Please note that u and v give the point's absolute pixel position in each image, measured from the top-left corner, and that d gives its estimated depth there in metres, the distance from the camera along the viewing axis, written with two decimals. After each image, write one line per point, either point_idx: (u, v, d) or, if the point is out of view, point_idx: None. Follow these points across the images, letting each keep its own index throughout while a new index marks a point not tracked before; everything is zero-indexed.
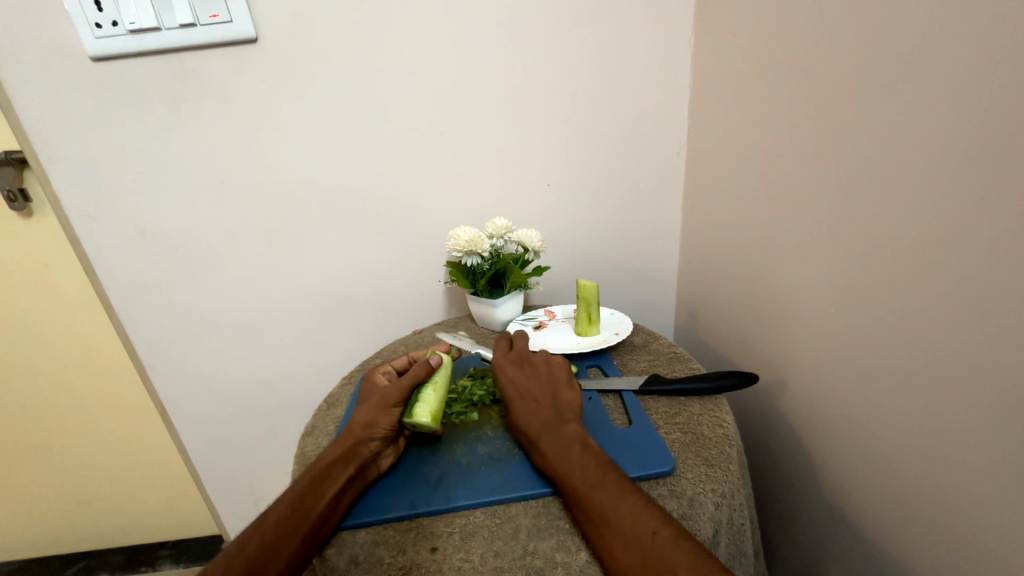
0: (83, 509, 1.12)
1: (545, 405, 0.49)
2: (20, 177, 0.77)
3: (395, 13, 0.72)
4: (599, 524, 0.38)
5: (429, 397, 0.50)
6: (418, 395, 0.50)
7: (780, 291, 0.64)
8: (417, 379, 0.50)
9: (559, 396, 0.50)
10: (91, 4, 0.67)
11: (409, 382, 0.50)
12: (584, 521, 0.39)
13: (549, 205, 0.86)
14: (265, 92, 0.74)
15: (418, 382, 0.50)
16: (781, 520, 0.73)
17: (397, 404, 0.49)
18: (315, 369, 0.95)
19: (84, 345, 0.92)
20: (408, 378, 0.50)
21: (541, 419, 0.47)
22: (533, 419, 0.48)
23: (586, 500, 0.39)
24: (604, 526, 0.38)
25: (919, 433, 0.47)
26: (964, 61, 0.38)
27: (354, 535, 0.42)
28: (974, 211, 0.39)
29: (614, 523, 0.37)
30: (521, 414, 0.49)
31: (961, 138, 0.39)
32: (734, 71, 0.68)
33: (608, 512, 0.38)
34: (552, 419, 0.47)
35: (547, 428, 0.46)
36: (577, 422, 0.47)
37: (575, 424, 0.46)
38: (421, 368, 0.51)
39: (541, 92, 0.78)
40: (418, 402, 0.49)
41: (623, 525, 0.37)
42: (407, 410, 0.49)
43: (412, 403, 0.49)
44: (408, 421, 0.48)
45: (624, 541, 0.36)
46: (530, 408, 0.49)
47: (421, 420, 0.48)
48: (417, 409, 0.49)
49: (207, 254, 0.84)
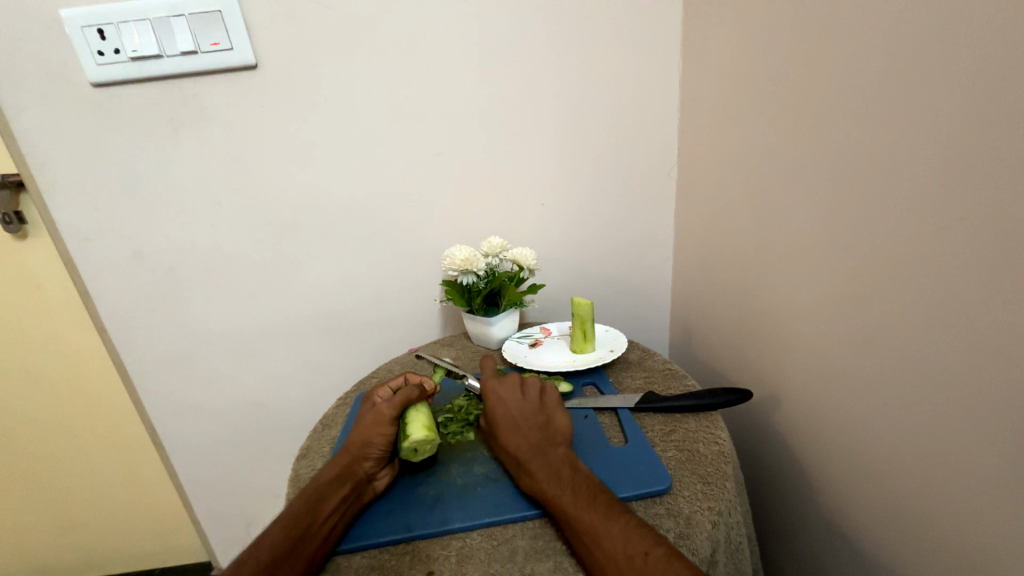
0: (66, 536, 1.09)
1: (538, 426, 0.49)
2: (16, 200, 0.78)
3: (392, 42, 0.74)
4: (592, 546, 0.38)
5: (419, 415, 0.50)
6: (408, 416, 0.50)
7: (774, 308, 0.65)
8: (409, 398, 0.51)
9: (549, 419, 0.50)
10: (95, 33, 0.68)
11: (401, 399, 0.50)
12: (577, 543, 0.39)
13: (543, 223, 0.87)
14: (264, 116, 0.76)
15: (409, 401, 0.51)
16: (780, 537, 0.72)
17: (390, 423, 0.49)
18: (310, 389, 0.94)
19: (74, 367, 0.91)
20: (400, 397, 0.51)
21: (534, 441, 0.47)
22: (525, 441, 0.47)
23: (580, 522, 0.39)
24: (596, 548, 0.37)
25: (912, 444, 0.47)
26: (944, 87, 0.40)
27: (350, 559, 0.41)
28: (957, 226, 0.41)
29: (607, 545, 0.37)
30: (512, 435, 0.48)
31: (943, 159, 0.41)
32: (723, 94, 0.71)
33: (601, 534, 0.38)
34: (546, 441, 0.47)
35: (536, 451, 0.46)
36: (567, 446, 0.47)
37: (564, 448, 0.46)
38: (414, 390, 0.52)
39: (535, 115, 0.80)
40: (409, 422, 0.49)
41: (616, 548, 0.37)
42: (401, 431, 0.49)
43: (406, 421, 0.49)
44: (404, 445, 0.48)
45: (616, 564, 0.36)
46: (519, 429, 0.49)
47: (417, 436, 0.48)
48: (410, 429, 0.48)
49: (202, 274, 0.84)
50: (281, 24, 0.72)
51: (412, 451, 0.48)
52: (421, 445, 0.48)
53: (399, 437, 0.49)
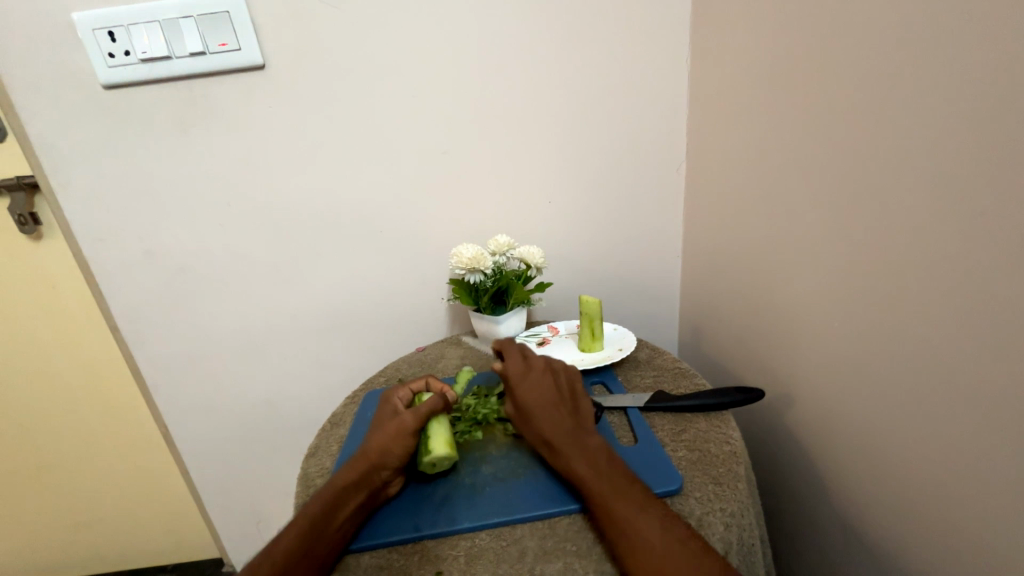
0: (84, 534, 1.11)
1: (569, 412, 0.48)
2: (31, 202, 0.80)
3: (396, 39, 0.74)
4: (626, 531, 0.38)
5: (441, 429, 0.49)
6: (432, 429, 0.49)
7: (785, 307, 0.64)
8: (433, 409, 0.49)
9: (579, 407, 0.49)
10: (105, 36, 0.69)
11: (425, 410, 0.49)
12: (608, 527, 0.39)
13: (551, 220, 0.86)
14: (272, 115, 0.76)
15: (433, 413, 0.49)
16: (792, 539, 0.71)
17: (413, 435, 0.47)
18: (318, 387, 0.94)
19: (89, 366, 0.93)
20: (425, 408, 0.49)
21: (565, 425, 0.46)
22: (557, 426, 0.46)
23: (613, 507, 0.39)
24: (632, 536, 0.37)
25: (928, 445, 0.46)
26: (958, 78, 0.39)
27: (358, 559, 0.42)
28: (973, 221, 0.39)
29: (643, 533, 0.37)
30: (541, 419, 0.47)
31: (957, 151, 0.40)
32: (730, 89, 0.70)
33: (635, 521, 0.38)
34: (577, 427, 0.46)
35: (569, 435, 0.45)
36: (599, 434, 0.46)
37: (596, 435, 0.46)
38: (438, 401, 0.50)
39: (541, 111, 0.79)
40: (431, 436, 0.48)
41: (652, 536, 0.37)
42: (423, 444, 0.48)
43: (427, 435, 0.48)
44: (423, 457, 0.47)
45: (651, 551, 0.36)
46: (547, 411, 0.47)
47: (439, 453, 0.47)
48: (431, 443, 0.48)
49: (213, 274, 0.85)
50: (287, 23, 0.72)
51: (431, 465, 0.48)
52: (440, 461, 0.47)
53: (418, 448, 0.49)
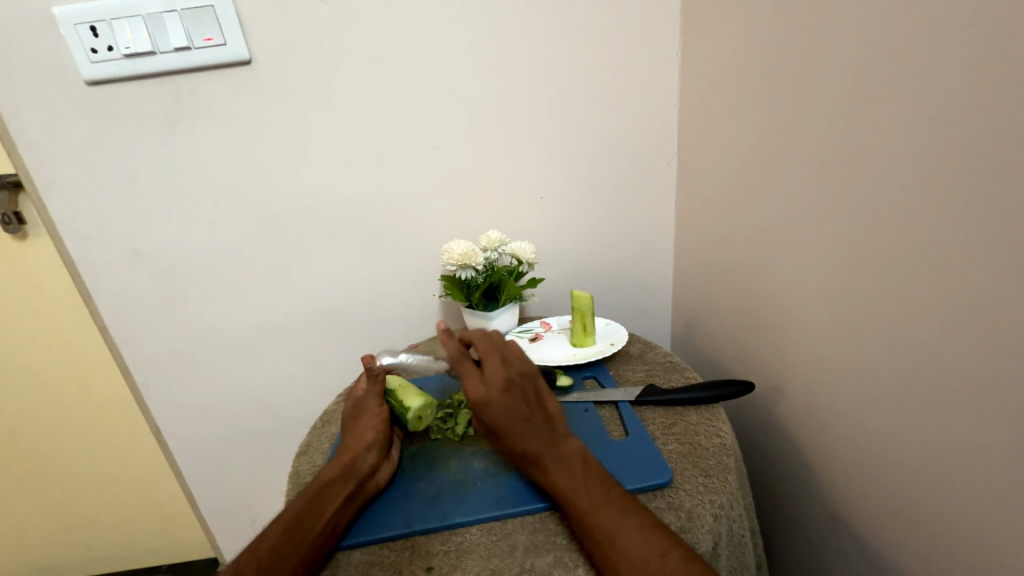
0: (76, 535, 1.10)
1: (540, 424, 0.45)
2: (14, 200, 0.78)
3: (385, 34, 0.73)
4: (612, 535, 0.38)
5: (408, 389, 0.55)
6: (399, 395, 0.54)
7: (776, 299, 0.64)
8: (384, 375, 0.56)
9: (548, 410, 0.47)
10: (88, 31, 0.68)
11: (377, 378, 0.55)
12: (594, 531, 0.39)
13: (543, 216, 0.86)
14: (260, 111, 0.75)
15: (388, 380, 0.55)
16: (783, 529, 0.72)
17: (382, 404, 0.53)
18: (311, 385, 0.94)
19: (78, 366, 0.92)
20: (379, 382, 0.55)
21: (540, 440, 0.44)
22: (532, 444, 0.44)
23: (598, 511, 0.39)
24: (617, 542, 0.37)
25: (916, 434, 0.47)
26: (948, 68, 0.39)
27: (349, 556, 0.42)
28: (961, 211, 0.39)
29: (627, 539, 0.37)
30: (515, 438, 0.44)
31: (946, 141, 0.40)
32: (722, 82, 0.69)
33: (619, 527, 0.38)
34: (551, 439, 0.44)
35: (547, 450, 0.44)
36: (573, 437, 0.46)
37: (572, 440, 0.45)
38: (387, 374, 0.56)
39: (532, 104, 0.79)
40: (403, 397, 0.53)
41: (635, 544, 0.37)
42: (400, 406, 0.53)
43: (399, 400, 0.53)
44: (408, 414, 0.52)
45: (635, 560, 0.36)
46: (515, 426, 0.45)
47: (418, 403, 0.52)
48: (405, 401, 0.53)
49: (203, 273, 0.84)
50: (274, 17, 0.71)
51: (418, 418, 0.52)
52: (424, 411, 0.52)
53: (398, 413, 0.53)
